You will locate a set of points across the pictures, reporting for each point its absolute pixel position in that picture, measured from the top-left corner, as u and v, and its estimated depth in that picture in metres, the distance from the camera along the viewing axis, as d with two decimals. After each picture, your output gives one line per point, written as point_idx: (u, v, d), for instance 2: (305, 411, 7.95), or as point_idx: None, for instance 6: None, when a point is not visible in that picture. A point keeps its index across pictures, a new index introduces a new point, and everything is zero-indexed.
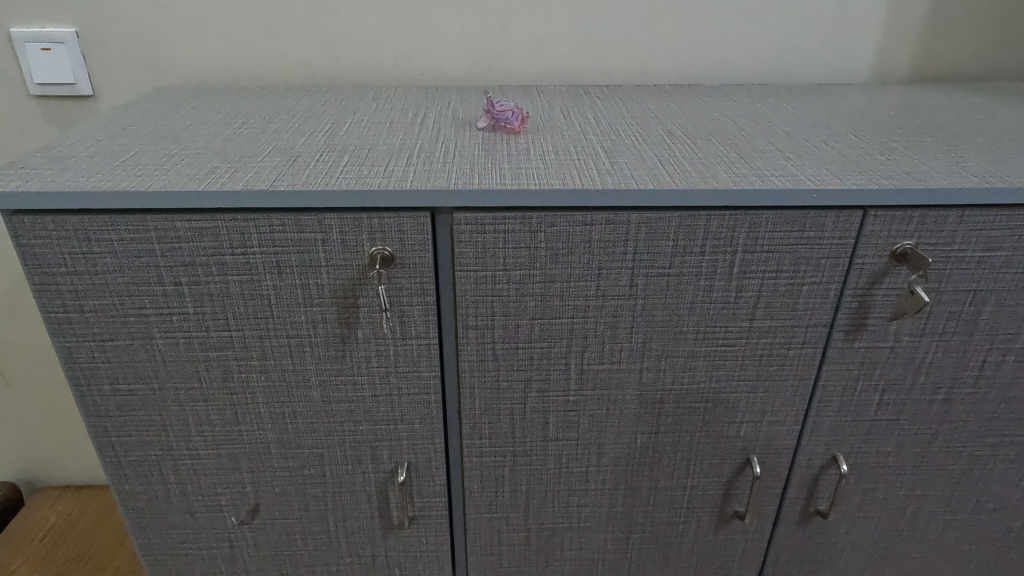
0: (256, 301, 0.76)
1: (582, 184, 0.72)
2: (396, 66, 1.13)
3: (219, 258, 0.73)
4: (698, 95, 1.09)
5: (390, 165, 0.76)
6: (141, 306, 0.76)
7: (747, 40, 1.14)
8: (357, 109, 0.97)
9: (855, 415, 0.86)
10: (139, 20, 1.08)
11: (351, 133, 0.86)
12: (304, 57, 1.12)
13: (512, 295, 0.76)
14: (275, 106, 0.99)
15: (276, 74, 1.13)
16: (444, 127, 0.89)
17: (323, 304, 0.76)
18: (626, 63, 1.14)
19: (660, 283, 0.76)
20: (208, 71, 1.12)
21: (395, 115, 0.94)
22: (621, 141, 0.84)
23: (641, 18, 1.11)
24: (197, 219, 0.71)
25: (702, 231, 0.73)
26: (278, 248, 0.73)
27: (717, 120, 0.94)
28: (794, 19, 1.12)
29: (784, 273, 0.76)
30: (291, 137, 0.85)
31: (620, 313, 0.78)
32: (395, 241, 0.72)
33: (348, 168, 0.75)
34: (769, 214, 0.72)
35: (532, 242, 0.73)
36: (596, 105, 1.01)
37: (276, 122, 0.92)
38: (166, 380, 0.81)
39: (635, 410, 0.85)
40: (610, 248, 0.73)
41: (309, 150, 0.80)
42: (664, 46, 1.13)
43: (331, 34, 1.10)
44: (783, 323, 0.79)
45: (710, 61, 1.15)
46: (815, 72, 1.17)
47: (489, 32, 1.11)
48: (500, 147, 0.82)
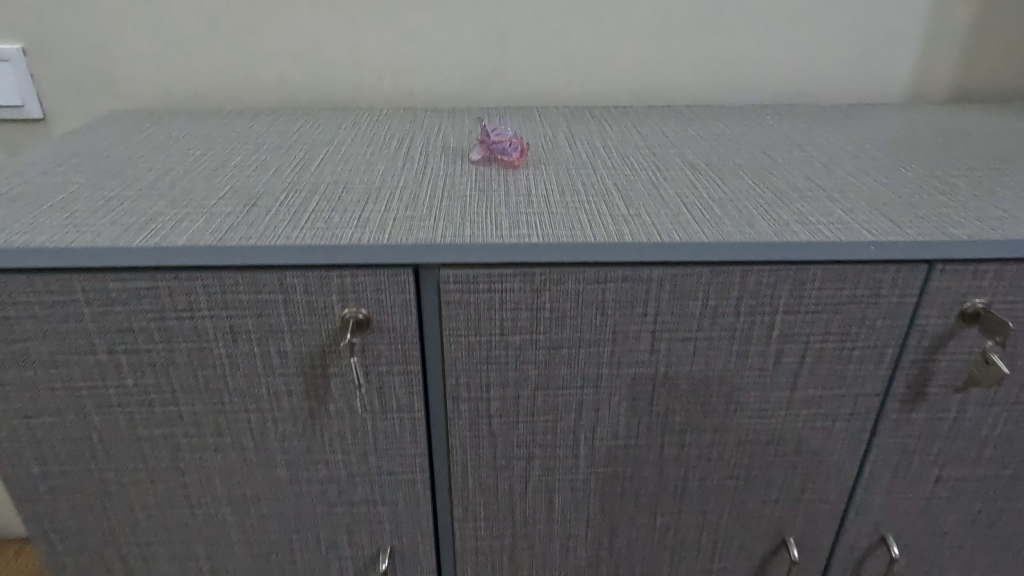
0: (207, 371, 0.64)
1: (595, 235, 0.59)
2: (382, 86, 1.01)
3: (161, 323, 0.61)
4: (718, 117, 0.97)
5: (366, 209, 0.64)
6: (72, 378, 0.64)
7: (770, 57, 1.02)
8: (335, 137, 0.86)
9: (909, 492, 0.74)
10: (90, 36, 0.96)
11: (324, 167, 0.75)
12: (278, 77, 1.00)
13: (511, 362, 0.64)
14: (240, 133, 0.88)
15: (249, 95, 1.01)
16: (432, 160, 0.77)
17: (288, 374, 0.64)
18: (636, 82, 1.03)
19: (686, 348, 0.64)
20: (172, 92, 1.01)
21: (376, 145, 0.82)
22: (637, 177, 0.72)
23: (653, 32, 1.00)
24: (131, 279, 0.59)
25: (736, 289, 0.61)
26: (231, 310, 0.61)
27: (744, 149, 0.82)
28: (823, 33, 1.01)
29: (832, 336, 0.64)
30: (254, 172, 0.73)
31: (638, 382, 0.66)
32: (371, 302, 0.61)
33: (315, 212, 0.63)
34: (817, 270, 0.60)
35: (534, 303, 0.61)
36: (605, 130, 0.89)
37: (239, 152, 0.80)
38: (105, 460, 0.69)
39: (655, 488, 0.73)
40: (628, 309, 0.62)
41: (272, 191, 0.68)
42: (677, 63, 1.02)
43: (307, 52, 0.99)
44: (829, 391, 0.67)
45: (730, 79, 1.04)
46: (844, 91, 1.05)
47: (483, 49, 0.99)
48: (496, 184, 0.71)
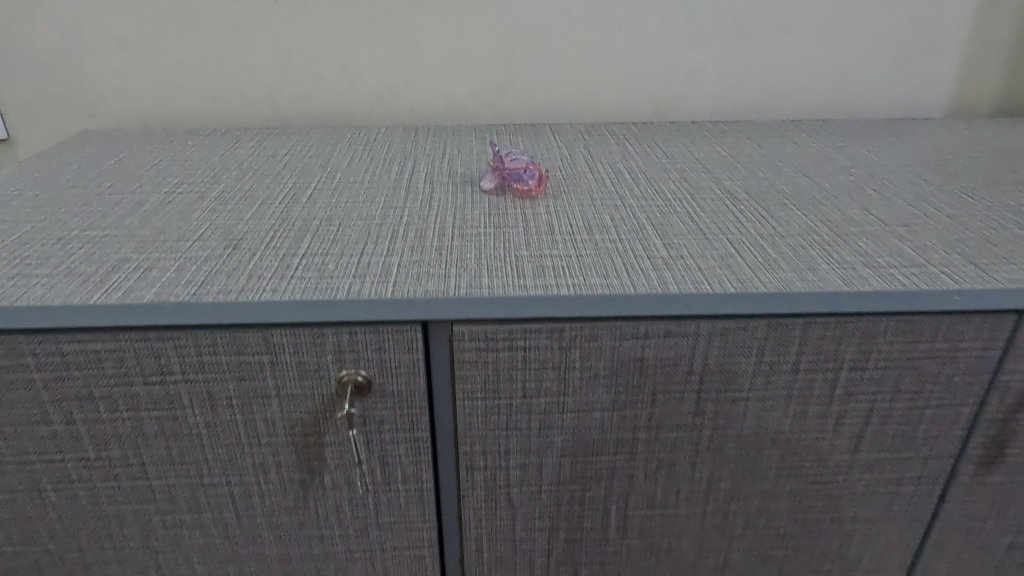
0: (182, 442, 0.55)
1: (634, 284, 0.51)
2: (380, 102, 0.93)
3: (127, 389, 0.52)
4: (749, 134, 0.89)
5: (367, 252, 0.55)
6: (24, 451, 0.55)
7: (802, 68, 0.94)
8: (328, 161, 0.77)
9: (978, 560, 0.66)
10: (58, 49, 0.87)
11: (317, 198, 0.66)
12: (266, 92, 0.91)
13: (534, 427, 0.56)
14: (222, 156, 0.79)
15: (233, 112, 0.93)
16: (438, 189, 0.69)
17: (276, 444, 0.56)
18: (656, 96, 0.95)
19: (735, 409, 0.56)
20: (149, 110, 0.92)
21: (375, 171, 0.74)
22: (672, 209, 0.64)
23: (676, 42, 0.91)
24: (89, 340, 0.50)
25: (796, 344, 0.53)
26: (209, 374, 0.52)
27: (784, 173, 0.74)
28: (859, 42, 0.93)
29: (902, 394, 0.56)
30: (236, 206, 0.64)
31: (679, 447, 0.58)
32: (372, 363, 0.52)
33: (306, 257, 0.55)
34: (890, 321, 0.52)
35: (562, 361, 0.53)
36: (628, 151, 0.81)
37: (221, 180, 0.71)
38: (66, 540, 0.60)
39: (694, 560, 0.64)
40: (670, 366, 0.53)
41: (257, 230, 0.59)
42: (701, 75, 0.94)
43: (298, 66, 0.90)
44: (895, 453, 0.59)
45: (758, 92, 0.96)
46: (880, 105, 0.98)
47: (490, 61, 0.91)
48: (513, 218, 0.62)
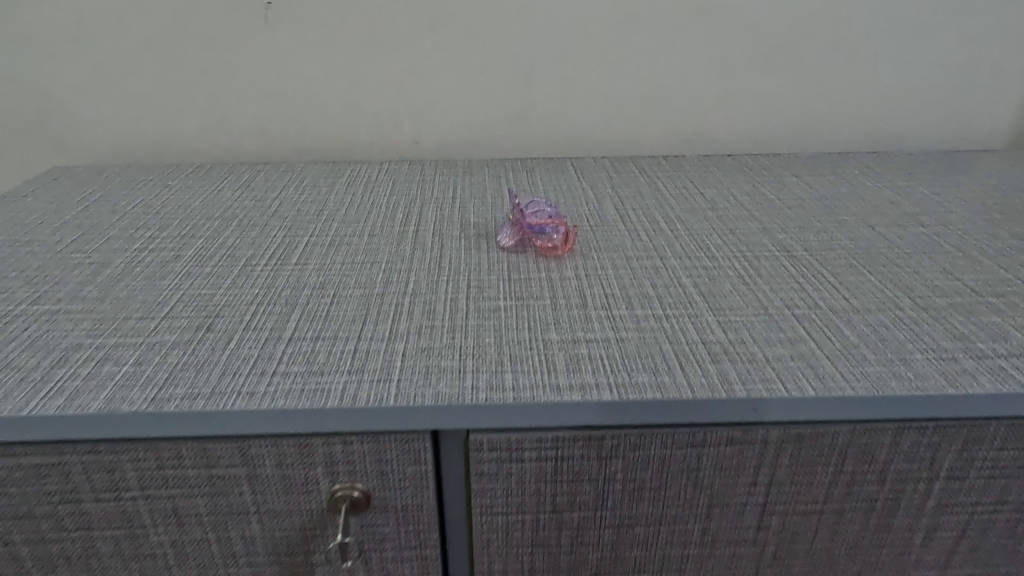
0: (144, 563, 0.46)
1: (690, 382, 0.42)
2: (382, 134, 0.84)
3: (75, 506, 0.43)
4: (794, 170, 0.80)
5: (366, 336, 0.46)
6: None
7: (849, 96, 0.85)
8: (324, 207, 0.68)
9: None
10: (27, 78, 0.79)
11: (309, 259, 0.57)
12: (257, 124, 0.83)
13: (565, 545, 0.47)
14: (205, 200, 0.70)
15: (221, 145, 0.84)
16: (449, 245, 0.60)
17: (257, 565, 0.46)
18: (688, 126, 0.86)
19: (806, 522, 0.47)
20: (128, 143, 0.83)
21: (377, 221, 0.65)
22: (721, 272, 0.55)
23: (710, 67, 0.82)
24: (26, 454, 0.41)
25: (884, 451, 0.44)
26: (174, 489, 0.43)
27: (843, 222, 0.65)
28: (914, 67, 0.84)
29: (1008, 505, 0.47)
30: (215, 270, 0.55)
31: (737, 564, 0.48)
32: (372, 475, 0.43)
33: (293, 342, 0.46)
34: (1001, 426, 0.43)
35: (601, 472, 0.43)
36: (661, 193, 0.72)
37: (201, 233, 0.62)
38: None
39: None
40: (731, 477, 0.44)
41: (237, 303, 0.50)
42: (738, 103, 0.85)
43: (292, 95, 0.81)
44: (994, 568, 0.50)
45: (800, 122, 0.86)
46: (934, 134, 0.88)
47: (504, 89, 0.82)
48: (537, 286, 0.53)
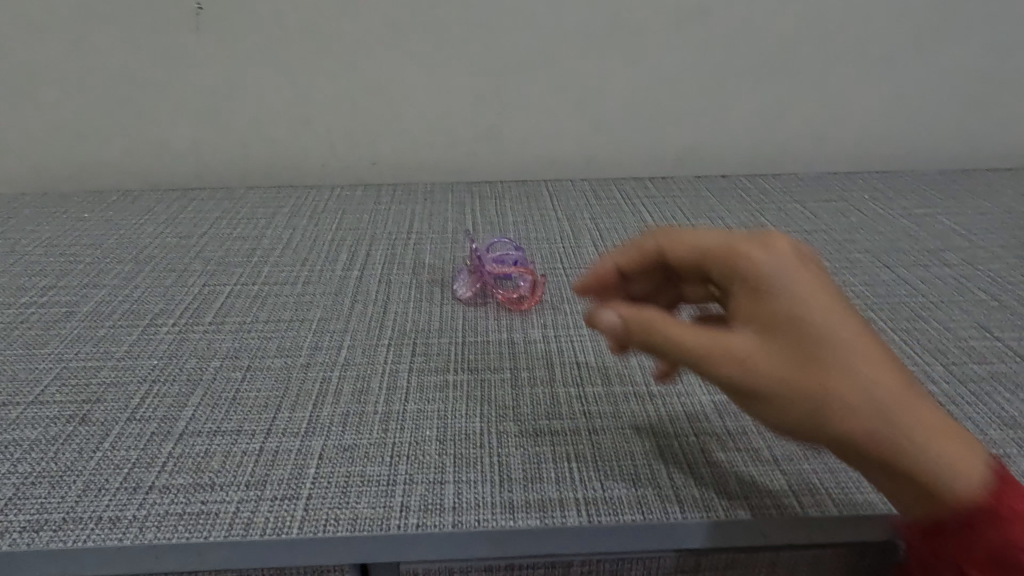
0: None
1: (681, 497, 0.33)
2: (335, 154, 0.75)
3: None
4: (796, 194, 0.71)
5: (276, 430, 0.37)
6: None
7: (855, 109, 0.77)
8: (259, 246, 0.59)
9: None
10: None
11: (228, 315, 0.48)
12: (193, 144, 0.74)
13: None
14: (123, 237, 0.61)
15: (154, 168, 0.75)
16: (397, 296, 0.51)
17: None
18: (676, 143, 0.77)
19: None
20: (47, 167, 0.74)
21: (317, 263, 0.56)
22: None
23: (702, 79, 0.74)
24: None
25: None
26: None
27: (855, 262, 0.56)
28: (926, 77, 0.76)
29: None
30: (113, 332, 0.46)
31: None
32: None
33: (185, 439, 0.36)
34: None
35: None
36: (646, 224, 0.63)
37: (108, 281, 0.53)
38: None
39: None
40: None
41: (125, 381, 0.41)
42: (732, 118, 0.76)
43: (231, 112, 0.72)
44: None
45: (800, 138, 0.78)
46: (947, 151, 0.80)
47: (471, 104, 0.73)
48: (495, 351, 0.44)
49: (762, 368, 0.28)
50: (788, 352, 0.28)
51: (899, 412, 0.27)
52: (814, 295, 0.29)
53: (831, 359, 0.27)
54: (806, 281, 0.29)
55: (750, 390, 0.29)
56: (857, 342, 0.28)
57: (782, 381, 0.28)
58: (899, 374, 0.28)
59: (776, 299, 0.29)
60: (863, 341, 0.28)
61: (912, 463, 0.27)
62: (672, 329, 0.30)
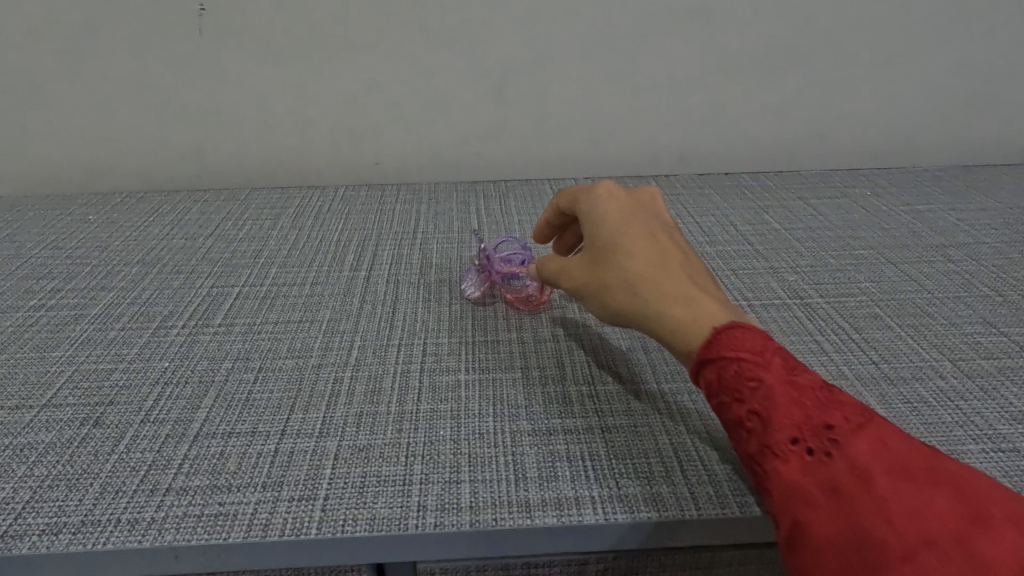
0: None
1: (695, 493, 0.33)
2: (339, 154, 0.75)
3: None
4: (798, 191, 0.72)
5: (291, 431, 0.37)
6: None
7: (856, 106, 0.77)
8: (265, 246, 0.59)
9: None
10: None
11: (237, 317, 0.48)
12: (197, 145, 0.74)
13: None
14: (129, 239, 0.61)
15: (158, 169, 0.75)
16: (406, 296, 0.51)
17: None
18: (679, 140, 0.78)
19: None
20: (50, 169, 0.74)
21: (325, 263, 0.56)
22: None
23: (705, 78, 0.74)
24: None
25: None
26: None
27: (860, 258, 0.57)
28: (927, 74, 0.76)
29: None
30: (123, 334, 0.46)
31: None
32: None
33: (199, 441, 0.37)
34: None
35: None
36: None
37: (116, 283, 0.53)
38: None
39: None
40: None
41: (137, 384, 0.41)
42: (735, 116, 0.77)
43: (234, 113, 0.72)
44: None
45: (801, 135, 0.79)
46: (946, 147, 0.81)
47: (474, 103, 0.73)
48: (506, 350, 0.45)
49: (578, 276, 0.39)
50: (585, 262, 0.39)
51: (645, 289, 0.36)
52: (605, 219, 0.39)
53: (603, 261, 0.38)
54: (605, 209, 0.40)
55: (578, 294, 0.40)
56: (626, 243, 0.37)
57: (583, 283, 0.39)
58: (663, 263, 0.37)
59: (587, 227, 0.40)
60: (634, 242, 0.37)
61: (664, 330, 0.35)
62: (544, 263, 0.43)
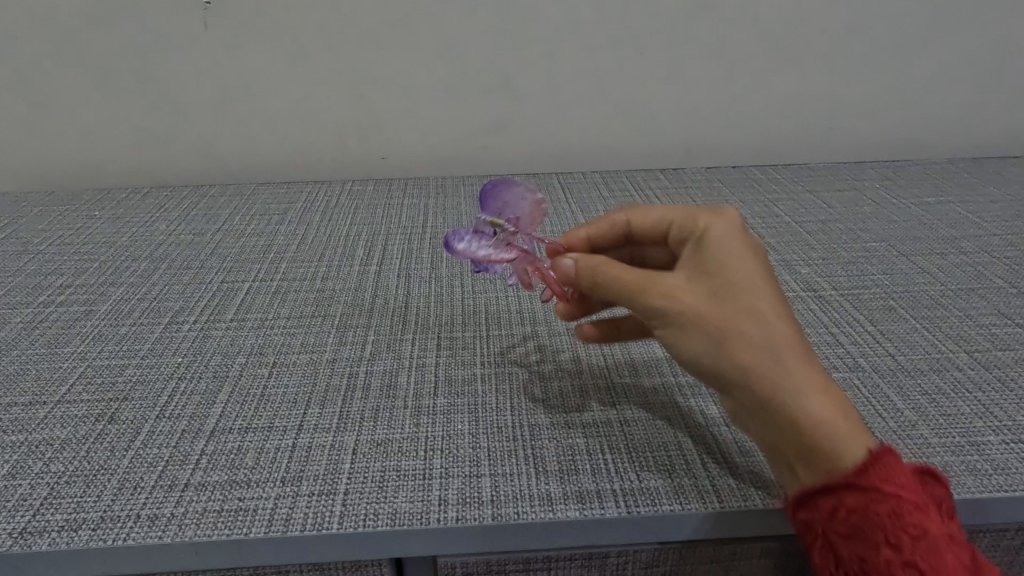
0: None
1: (717, 486, 0.33)
2: (346, 149, 0.75)
3: None
4: (806, 184, 0.72)
5: (308, 426, 0.37)
6: None
7: (864, 98, 0.77)
8: (275, 241, 0.59)
9: None
10: None
11: (250, 312, 0.48)
12: (202, 140, 0.73)
13: None
14: (136, 235, 0.60)
15: (164, 164, 0.75)
16: (418, 290, 0.51)
17: None
18: (686, 134, 0.77)
19: None
20: (55, 165, 0.73)
21: (335, 258, 0.56)
22: None
23: (712, 71, 0.73)
24: None
25: None
26: None
27: (872, 250, 0.56)
28: (934, 66, 0.76)
29: None
30: (136, 329, 0.46)
31: None
32: None
33: (216, 436, 0.36)
34: None
35: None
36: None
37: (126, 279, 0.53)
38: None
39: None
40: None
41: (151, 379, 0.41)
42: (742, 108, 0.76)
43: (239, 107, 0.71)
44: None
45: (808, 128, 0.78)
46: (952, 139, 0.81)
47: (481, 97, 0.73)
48: (520, 344, 0.44)
49: (686, 302, 0.30)
50: (699, 294, 0.31)
51: (784, 361, 0.29)
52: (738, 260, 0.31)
53: (737, 305, 0.30)
54: (734, 246, 0.32)
55: (663, 324, 0.31)
56: (767, 301, 0.30)
57: (694, 315, 0.30)
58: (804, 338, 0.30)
59: (703, 257, 0.32)
60: (777, 302, 0.30)
61: (784, 417, 0.29)
62: (605, 265, 0.33)
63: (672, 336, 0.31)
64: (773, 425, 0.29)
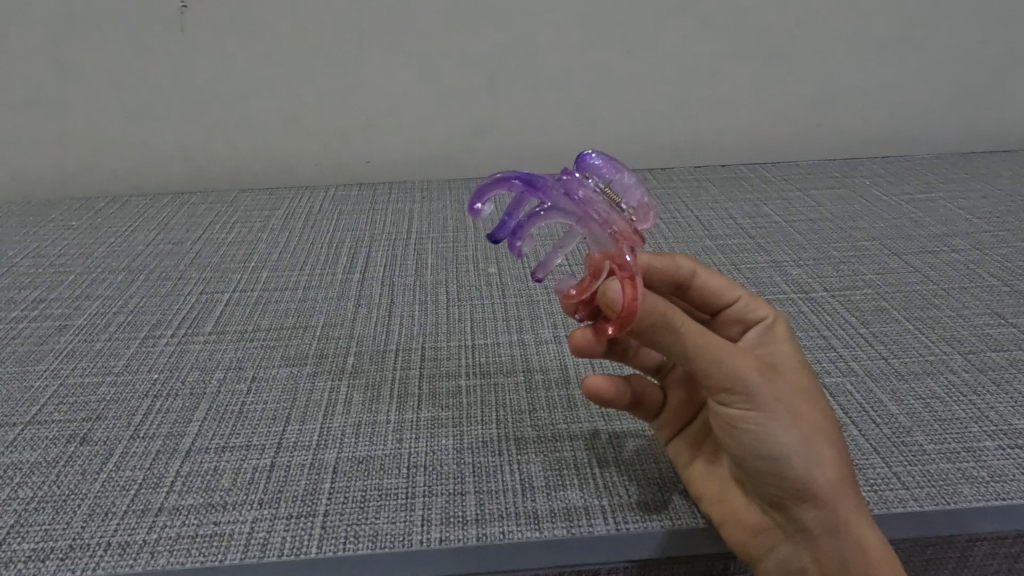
0: None
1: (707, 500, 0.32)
2: (329, 153, 0.74)
3: None
4: (796, 182, 0.71)
5: (287, 444, 0.36)
6: None
7: (852, 94, 0.76)
8: (256, 250, 0.58)
9: None
10: None
11: (230, 323, 0.47)
12: (182, 146, 0.72)
13: None
14: (114, 245, 0.59)
15: (143, 172, 0.73)
16: (402, 299, 0.50)
17: None
18: (674, 133, 0.76)
19: None
20: (32, 174, 0.72)
21: (318, 266, 0.55)
22: None
23: (699, 69, 0.73)
24: None
25: (953, 564, 0.35)
26: None
27: (863, 250, 0.56)
28: (922, 62, 0.75)
29: None
30: (112, 345, 0.45)
31: None
32: None
33: (192, 457, 0.35)
34: None
35: None
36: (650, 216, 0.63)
37: (102, 291, 0.51)
38: None
39: None
40: None
41: (126, 397, 0.40)
42: (730, 107, 0.75)
43: (219, 112, 0.70)
44: None
45: (797, 125, 0.78)
46: (941, 135, 0.80)
47: (466, 99, 0.72)
48: (507, 353, 0.43)
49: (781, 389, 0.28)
50: (796, 397, 0.29)
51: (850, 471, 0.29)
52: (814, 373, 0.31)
53: (825, 417, 0.29)
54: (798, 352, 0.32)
55: (755, 412, 0.28)
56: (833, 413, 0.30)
57: (794, 414, 0.28)
58: None
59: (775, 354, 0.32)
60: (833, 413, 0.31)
61: (855, 547, 0.28)
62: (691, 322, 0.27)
63: (765, 431, 0.28)
64: (832, 551, 0.29)
